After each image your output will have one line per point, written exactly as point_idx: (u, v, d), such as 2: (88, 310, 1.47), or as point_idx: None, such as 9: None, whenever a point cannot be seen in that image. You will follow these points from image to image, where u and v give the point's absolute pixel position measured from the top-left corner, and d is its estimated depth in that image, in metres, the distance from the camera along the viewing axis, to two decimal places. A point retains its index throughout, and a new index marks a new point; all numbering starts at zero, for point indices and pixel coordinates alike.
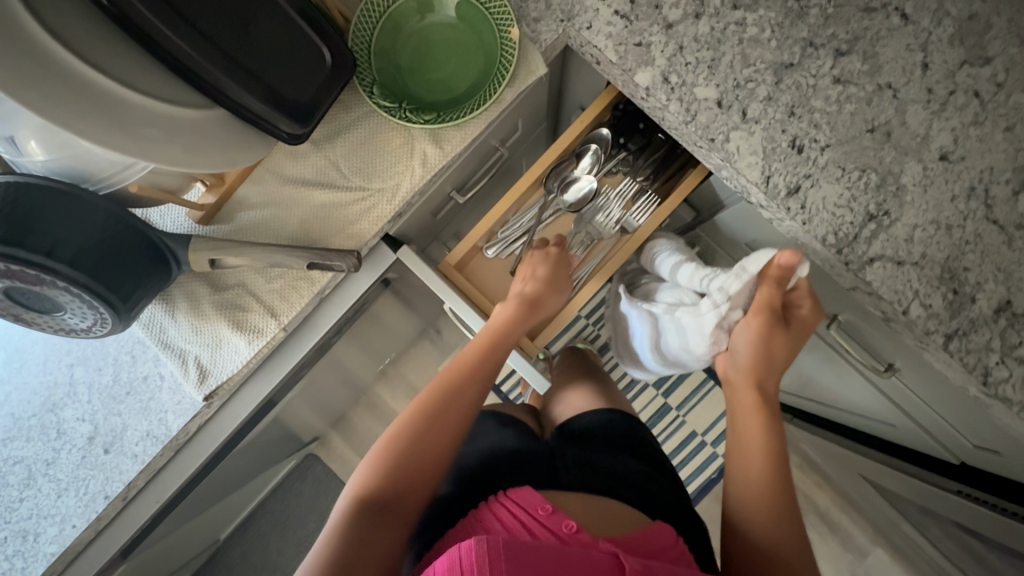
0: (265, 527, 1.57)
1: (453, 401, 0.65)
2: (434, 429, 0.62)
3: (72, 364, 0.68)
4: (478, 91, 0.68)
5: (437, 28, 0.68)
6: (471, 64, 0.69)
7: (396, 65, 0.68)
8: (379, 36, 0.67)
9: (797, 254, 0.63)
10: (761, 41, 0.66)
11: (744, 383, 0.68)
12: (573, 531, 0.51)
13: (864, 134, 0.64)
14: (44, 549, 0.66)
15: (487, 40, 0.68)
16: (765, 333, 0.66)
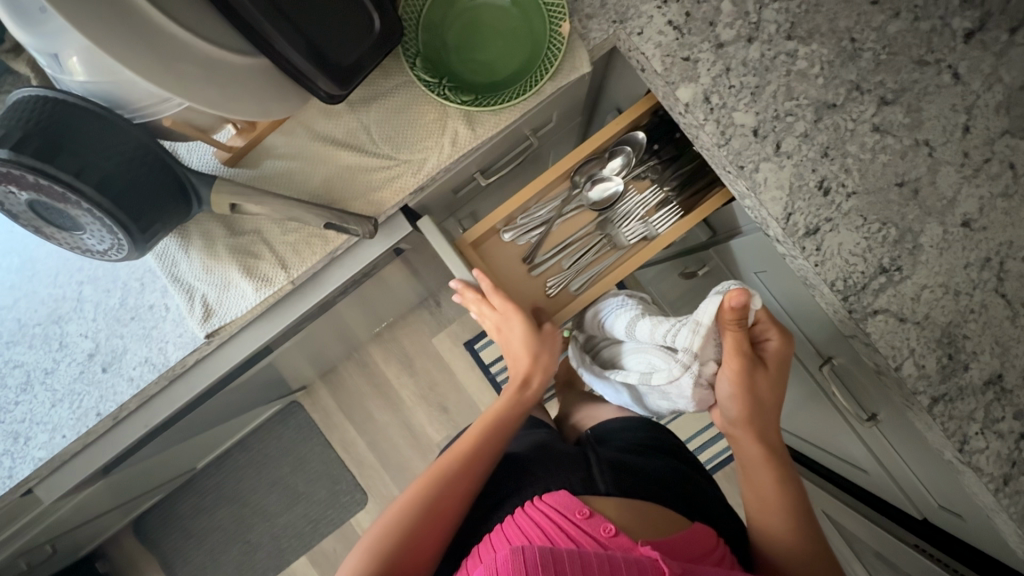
0: (241, 462, 1.62)
1: (456, 487, 0.66)
2: (436, 517, 0.64)
3: (81, 282, 0.70)
4: (519, 79, 0.68)
5: (489, 9, 0.68)
6: (517, 49, 0.68)
7: (443, 41, 0.68)
8: (430, 9, 0.67)
9: (744, 291, 0.62)
10: (808, 76, 0.65)
11: (743, 430, 0.69)
12: (611, 534, 0.55)
13: (892, 187, 0.64)
14: (32, 454, 0.69)
15: (537, 29, 0.68)
16: (745, 378, 0.66)
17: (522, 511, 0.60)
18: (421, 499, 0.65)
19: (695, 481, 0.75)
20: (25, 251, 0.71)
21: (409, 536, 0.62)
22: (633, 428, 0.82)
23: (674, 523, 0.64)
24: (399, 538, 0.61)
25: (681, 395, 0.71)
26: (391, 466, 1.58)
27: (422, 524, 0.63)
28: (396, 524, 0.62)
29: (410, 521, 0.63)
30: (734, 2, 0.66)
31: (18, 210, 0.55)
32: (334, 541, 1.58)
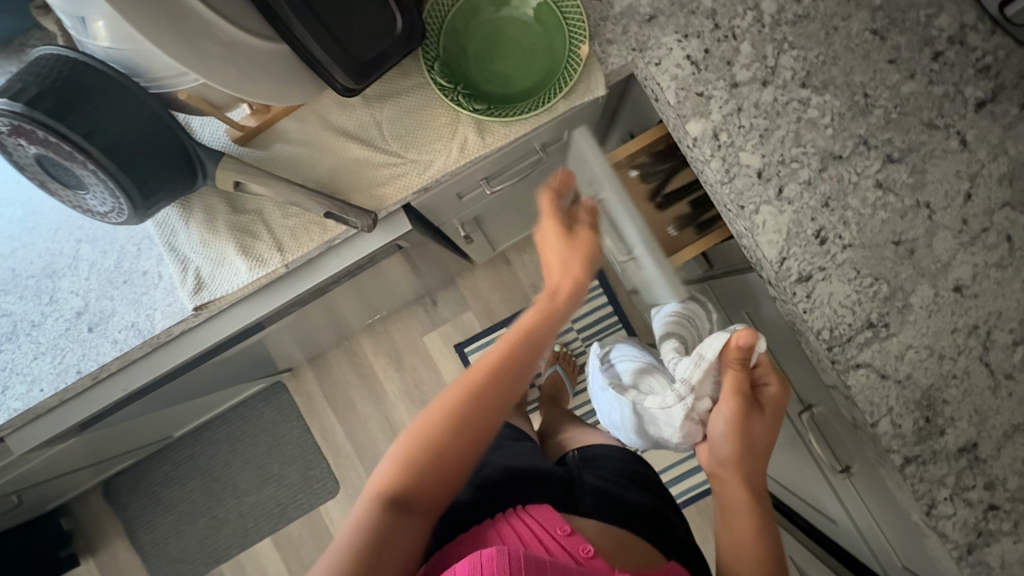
0: (219, 436, 1.62)
1: (489, 411, 0.55)
2: (464, 443, 0.54)
3: (80, 240, 0.70)
4: (534, 94, 0.69)
5: (513, 22, 0.70)
6: (536, 64, 0.69)
7: (463, 49, 0.70)
8: (454, 16, 0.68)
9: (752, 333, 0.63)
10: (817, 126, 0.66)
11: (730, 474, 0.66)
12: (588, 555, 0.54)
13: (888, 245, 0.64)
14: (8, 404, 0.69)
15: (557, 47, 0.69)
16: (741, 418, 0.66)
17: (504, 517, 0.60)
18: (441, 425, 0.54)
19: (667, 513, 0.74)
20: (29, 203, 0.72)
21: (431, 468, 0.53)
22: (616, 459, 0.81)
23: (648, 554, 0.63)
24: (424, 468, 0.53)
25: (668, 426, 0.74)
26: (366, 458, 1.58)
27: (450, 453, 0.53)
28: (418, 450, 0.53)
29: (432, 450, 0.53)
30: (754, 45, 0.67)
31: (25, 163, 0.55)
32: (300, 527, 1.58)
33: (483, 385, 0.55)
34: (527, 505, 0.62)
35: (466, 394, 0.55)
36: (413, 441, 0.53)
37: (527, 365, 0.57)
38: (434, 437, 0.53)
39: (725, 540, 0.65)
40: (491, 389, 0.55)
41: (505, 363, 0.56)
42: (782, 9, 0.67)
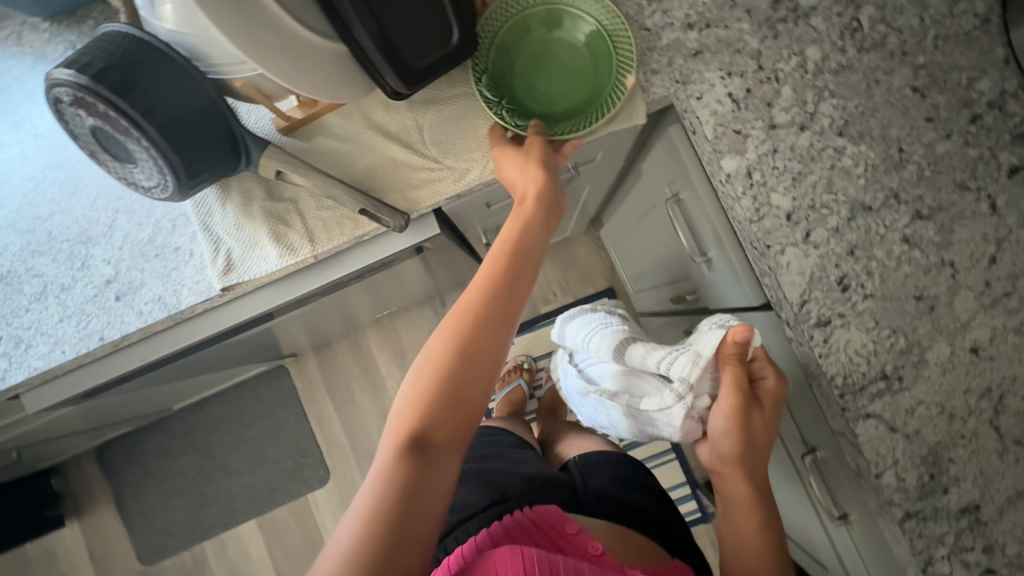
0: (217, 413, 1.63)
1: (493, 337, 0.53)
2: (478, 375, 0.52)
3: (117, 211, 0.72)
4: (567, 118, 0.71)
5: (563, 44, 0.71)
6: (578, 89, 0.71)
7: (510, 64, 0.71)
8: (507, 32, 0.70)
9: (749, 329, 0.64)
10: (850, 175, 0.67)
11: (729, 470, 0.71)
12: (598, 553, 0.58)
13: (910, 299, 0.65)
14: (29, 362, 0.71)
15: (602, 78, 0.70)
16: (741, 416, 0.68)
17: (513, 519, 0.64)
18: (442, 361, 0.51)
19: (668, 523, 0.77)
20: (71, 168, 0.73)
21: (445, 406, 0.50)
22: (618, 463, 0.83)
23: (654, 553, 0.67)
24: (434, 416, 0.50)
25: (666, 424, 0.77)
26: (360, 451, 1.59)
27: (462, 388, 0.51)
28: (429, 392, 0.50)
29: (438, 388, 0.50)
30: (795, 90, 0.68)
31: (80, 132, 0.57)
32: (286, 512, 1.58)
33: (480, 309, 0.54)
34: (535, 508, 0.66)
35: (464, 322, 0.53)
36: (421, 383, 0.51)
37: (518, 284, 0.57)
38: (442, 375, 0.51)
39: (728, 533, 0.72)
40: (489, 311, 0.54)
41: (496, 284, 0.56)
42: (827, 57, 0.68)
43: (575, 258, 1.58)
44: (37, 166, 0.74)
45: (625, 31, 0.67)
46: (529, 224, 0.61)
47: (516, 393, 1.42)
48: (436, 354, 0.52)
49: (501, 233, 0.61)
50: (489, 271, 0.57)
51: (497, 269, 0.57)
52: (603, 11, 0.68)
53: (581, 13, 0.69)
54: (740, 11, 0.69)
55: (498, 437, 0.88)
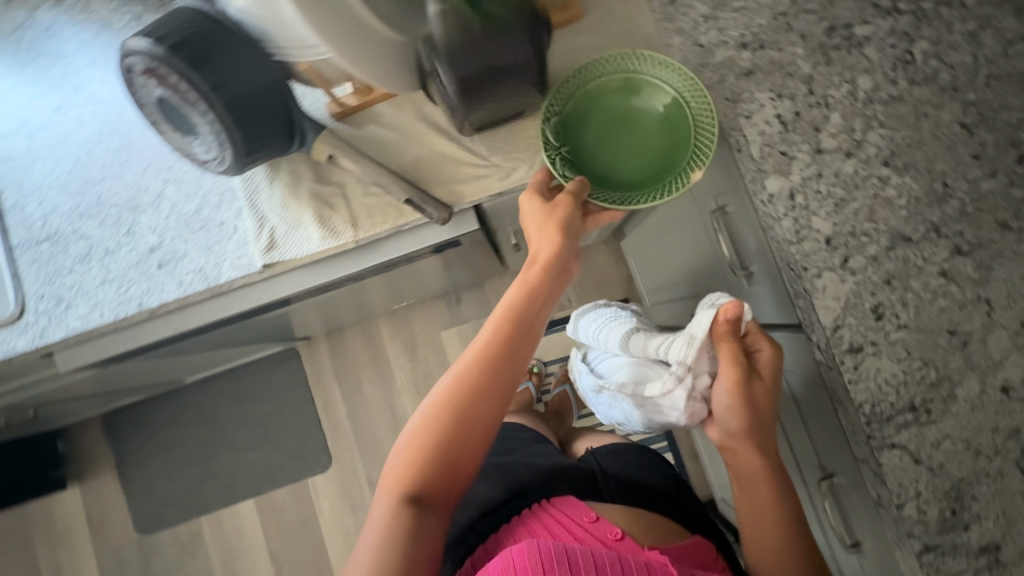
0: (225, 390, 1.64)
1: (484, 411, 0.63)
2: (466, 444, 0.63)
3: (166, 181, 0.73)
4: (639, 186, 0.70)
5: (648, 118, 0.71)
6: (652, 157, 0.71)
7: (592, 117, 0.72)
8: (603, 88, 0.71)
9: (739, 303, 0.68)
10: (892, 205, 0.67)
11: (739, 445, 0.73)
12: (617, 538, 0.64)
13: (943, 333, 0.65)
14: (67, 322, 0.72)
15: (679, 150, 0.70)
16: (742, 389, 0.71)
17: (532, 513, 0.69)
18: (438, 430, 0.62)
19: (689, 504, 0.79)
20: (126, 136, 0.75)
21: (436, 469, 0.62)
22: (635, 451, 0.87)
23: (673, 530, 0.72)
24: (429, 477, 0.62)
25: (672, 407, 0.79)
26: (363, 441, 1.59)
27: (451, 453, 0.62)
28: (421, 457, 0.62)
29: (434, 452, 0.62)
30: (844, 116, 0.69)
31: (145, 101, 0.58)
32: (285, 494, 1.59)
33: (477, 384, 0.63)
34: (553, 500, 0.71)
35: (458, 396, 0.63)
36: (419, 448, 0.62)
37: (514, 359, 0.65)
38: (433, 443, 0.62)
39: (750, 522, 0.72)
40: (484, 386, 0.64)
41: (492, 357, 0.64)
42: (878, 87, 0.69)
43: (594, 267, 1.58)
44: (92, 131, 0.75)
45: (707, 104, 0.67)
46: (537, 293, 0.67)
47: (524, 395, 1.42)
48: (430, 422, 0.63)
49: (507, 299, 0.67)
50: (490, 342, 0.65)
51: (499, 342, 0.65)
52: (684, 83, 0.68)
53: (663, 83, 0.69)
54: (795, 35, 0.70)
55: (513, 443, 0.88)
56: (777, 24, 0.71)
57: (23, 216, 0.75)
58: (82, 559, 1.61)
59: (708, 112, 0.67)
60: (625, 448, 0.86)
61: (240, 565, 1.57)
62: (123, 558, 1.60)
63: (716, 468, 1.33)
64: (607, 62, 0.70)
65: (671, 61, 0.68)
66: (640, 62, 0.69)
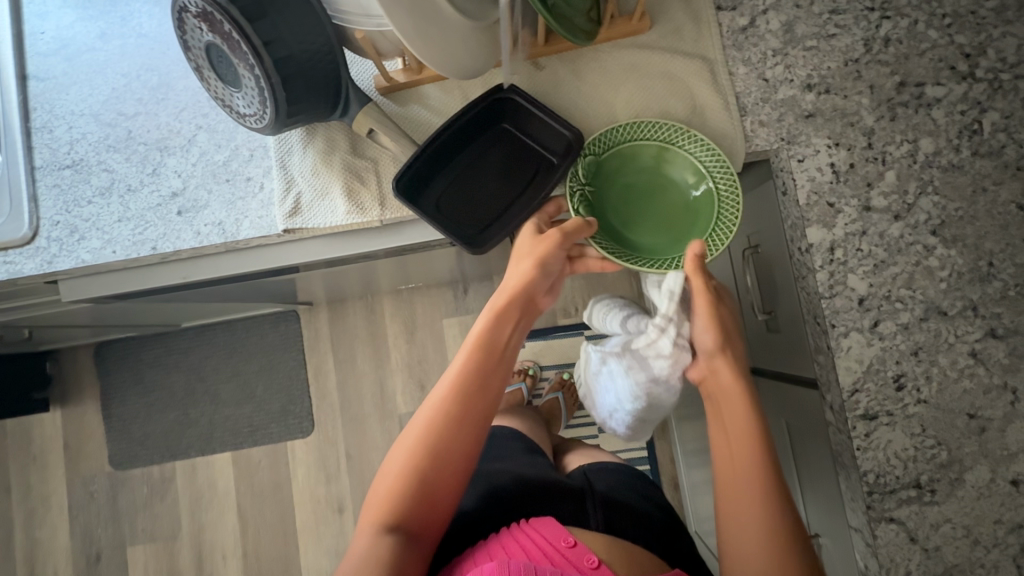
0: (218, 340, 1.63)
1: (465, 436, 0.65)
2: (447, 470, 0.63)
3: (200, 127, 0.72)
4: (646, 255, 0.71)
5: (675, 188, 0.72)
6: (666, 227, 0.72)
7: (623, 168, 0.72)
8: (643, 145, 0.70)
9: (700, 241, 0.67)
10: (933, 275, 0.65)
11: (720, 368, 0.69)
12: (592, 565, 0.62)
13: (963, 415, 0.63)
14: (78, 253, 0.71)
15: (694, 231, 0.71)
16: (713, 313, 0.68)
17: (507, 532, 0.67)
18: (423, 453, 0.63)
19: (674, 541, 0.77)
20: (165, 74, 0.73)
21: (419, 495, 0.62)
22: (624, 474, 0.86)
23: (653, 564, 0.69)
24: (414, 501, 0.61)
25: (657, 358, 0.73)
26: (347, 414, 1.59)
27: (433, 479, 0.63)
28: (403, 484, 0.62)
29: (420, 475, 0.62)
30: (899, 177, 0.66)
31: (193, 45, 0.57)
32: (262, 454, 1.58)
33: (460, 405, 0.65)
34: (532, 519, 0.69)
35: (436, 423, 0.64)
36: (402, 474, 0.62)
37: (489, 386, 0.68)
38: (416, 470, 0.62)
39: (725, 474, 0.65)
40: (467, 407, 0.66)
41: (469, 380, 0.66)
42: (939, 152, 0.66)
43: (606, 279, 1.55)
44: (133, 64, 0.74)
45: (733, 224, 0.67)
46: (506, 319, 0.70)
47: (514, 396, 1.40)
48: (412, 451, 0.63)
49: (482, 328, 0.69)
50: (463, 367, 0.67)
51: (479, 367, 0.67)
52: (718, 167, 0.67)
53: (699, 163, 0.69)
54: (863, 84, 0.68)
55: (504, 455, 0.86)
56: (847, 70, 0.68)
57: (50, 138, 0.73)
58: (52, 484, 1.61)
59: (732, 203, 0.68)
60: (613, 474, 0.86)
61: (207, 515, 1.57)
62: (93, 489, 1.60)
63: (695, 501, 1.32)
64: (654, 125, 0.68)
65: (713, 147, 0.66)
66: (684, 137, 0.68)
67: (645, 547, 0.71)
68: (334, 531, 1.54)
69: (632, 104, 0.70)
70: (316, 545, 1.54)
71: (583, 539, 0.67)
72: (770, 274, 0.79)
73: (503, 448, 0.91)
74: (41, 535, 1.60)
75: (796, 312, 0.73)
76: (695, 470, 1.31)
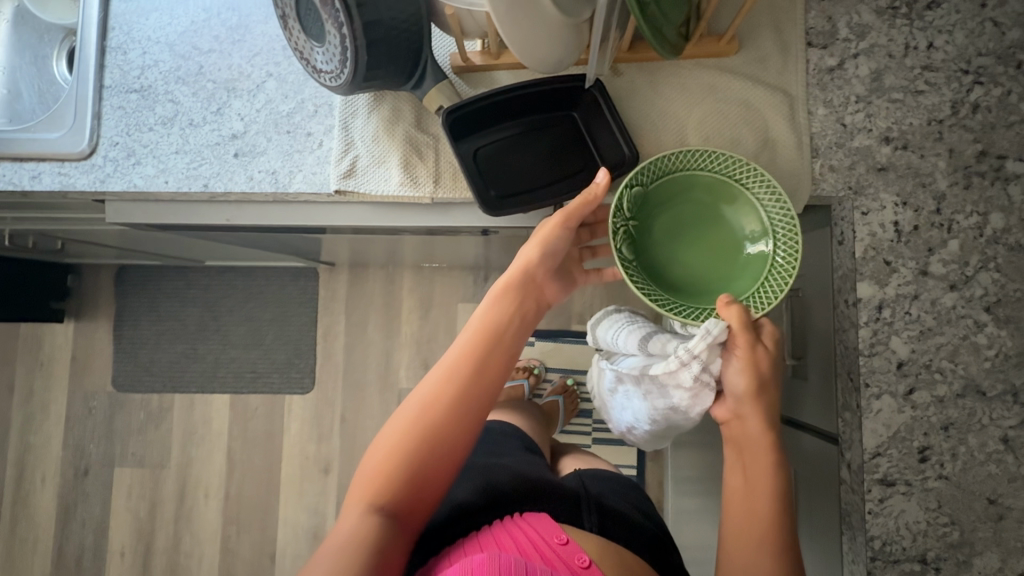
0: (236, 283, 1.64)
1: (464, 421, 0.63)
2: (441, 452, 0.61)
3: (270, 74, 0.72)
4: (690, 295, 0.68)
5: (723, 227, 0.69)
6: (711, 268, 0.69)
7: (667, 202, 0.69)
8: (693, 178, 0.67)
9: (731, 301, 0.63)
10: (979, 352, 0.63)
11: (749, 410, 0.66)
12: (584, 563, 0.61)
13: (982, 499, 0.62)
14: (131, 177, 0.71)
15: (747, 274, 0.68)
16: (751, 360, 0.64)
17: (501, 525, 0.67)
18: (416, 430, 0.62)
19: (667, 551, 0.77)
20: (245, 17, 0.74)
21: (411, 473, 0.60)
22: (621, 484, 0.87)
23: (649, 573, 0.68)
24: (405, 478, 0.60)
25: (677, 388, 0.69)
26: (348, 378, 1.60)
27: (425, 461, 0.61)
28: (394, 460, 0.60)
29: (412, 452, 0.61)
30: (963, 247, 0.65)
31: None
32: (259, 402, 1.60)
33: (461, 387, 0.64)
34: (526, 514, 0.69)
35: (432, 405, 0.63)
36: (394, 449, 0.61)
37: (489, 371, 0.66)
38: (408, 449, 0.61)
39: (736, 505, 0.65)
40: (467, 390, 0.64)
41: (470, 366, 0.65)
42: (1008, 230, 0.64)
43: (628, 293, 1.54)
44: (216, 1, 0.74)
45: (787, 281, 0.64)
46: (510, 302, 0.69)
47: (516, 391, 1.39)
48: (406, 429, 0.62)
49: (489, 310, 0.68)
50: (464, 352, 0.66)
51: (481, 350, 0.66)
52: (780, 215, 0.65)
53: (759, 204, 0.66)
54: (943, 146, 0.66)
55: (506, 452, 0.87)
56: (929, 129, 0.66)
57: (123, 60, 0.74)
58: (54, 392, 1.64)
59: (793, 257, 0.64)
60: (609, 479, 0.87)
61: (197, 451, 1.60)
62: (92, 405, 1.64)
63: (678, 528, 1.31)
64: (710, 158, 0.65)
65: (777, 189, 0.63)
66: (744, 171, 0.65)
67: (639, 554, 0.71)
68: (317, 489, 1.55)
69: (704, 124, 0.69)
70: (296, 500, 1.55)
71: (577, 538, 0.66)
72: (808, 318, 0.78)
73: (507, 442, 0.91)
74: (35, 440, 1.63)
75: (829, 363, 0.71)
76: (684, 497, 1.31)
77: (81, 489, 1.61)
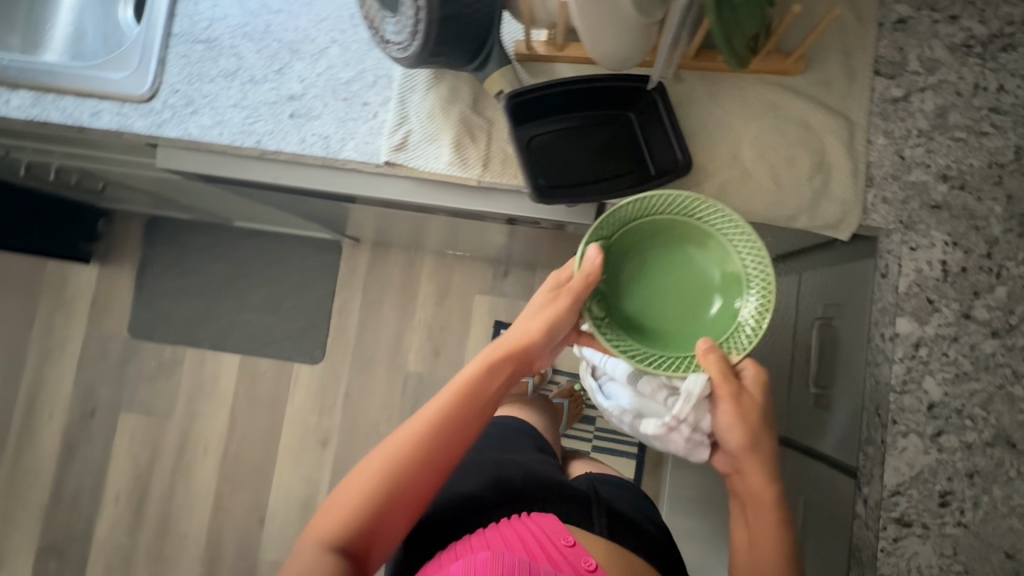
0: (260, 247, 1.66)
1: (431, 480, 0.62)
2: (405, 506, 0.61)
3: (335, 40, 0.73)
4: (671, 343, 0.66)
5: (689, 267, 0.66)
6: (685, 309, 0.66)
7: (632, 245, 0.66)
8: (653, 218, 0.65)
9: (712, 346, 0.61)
10: (1014, 403, 0.62)
11: (749, 465, 0.64)
12: (590, 566, 0.62)
13: (999, 551, 0.61)
14: (187, 125, 0.73)
15: (723, 311, 0.65)
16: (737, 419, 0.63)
17: (508, 522, 0.68)
18: (382, 483, 0.60)
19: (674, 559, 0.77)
20: None
21: (372, 524, 0.59)
22: (631, 489, 0.86)
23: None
24: (365, 528, 0.59)
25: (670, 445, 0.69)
26: (358, 354, 1.61)
27: (389, 513, 0.60)
28: (357, 509, 0.59)
29: (375, 503, 0.59)
30: (1009, 295, 0.64)
31: None
32: (269, 366, 1.62)
33: (435, 444, 0.62)
34: (534, 513, 0.70)
35: (402, 462, 0.61)
36: (359, 495, 0.60)
37: (465, 432, 0.64)
38: (374, 499, 0.60)
39: (747, 533, 0.66)
40: (440, 447, 0.63)
41: (443, 430, 0.63)
42: None
43: None
44: None
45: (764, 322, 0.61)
46: (500, 367, 0.67)
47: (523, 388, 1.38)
48: (375, 477, 0.60)
49: (475, 371, 0.66)
50: (444, 409, 0.64)
51: (461, 412, 0.64)
52: (751, 254, 0.62)
53: (724, 239, 0.63)
54: (1001, 191, 0.65)
55: (516, 446, 0.87)
56: (989, 172, 0.65)
57: (193, 10, 0.75)
58: (72, 331, 1.67)
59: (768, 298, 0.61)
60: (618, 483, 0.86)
61: (202, 406, 1.62)
62: (107, 348, 1.66)
63: None
64: (664, 199, 0.62)
65: (737, 222, 0.61)
66: (703, 207, 0.62)
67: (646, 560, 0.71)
68: (313, 460, 1.57)
69: (759, 140, 0.68)
70: (292, 468, 1.57)
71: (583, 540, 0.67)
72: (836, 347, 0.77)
73: (518, 437, 0.91)
74: (48, 375, 1.66)
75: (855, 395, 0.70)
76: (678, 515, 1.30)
77: (86, 429, 1.64)
